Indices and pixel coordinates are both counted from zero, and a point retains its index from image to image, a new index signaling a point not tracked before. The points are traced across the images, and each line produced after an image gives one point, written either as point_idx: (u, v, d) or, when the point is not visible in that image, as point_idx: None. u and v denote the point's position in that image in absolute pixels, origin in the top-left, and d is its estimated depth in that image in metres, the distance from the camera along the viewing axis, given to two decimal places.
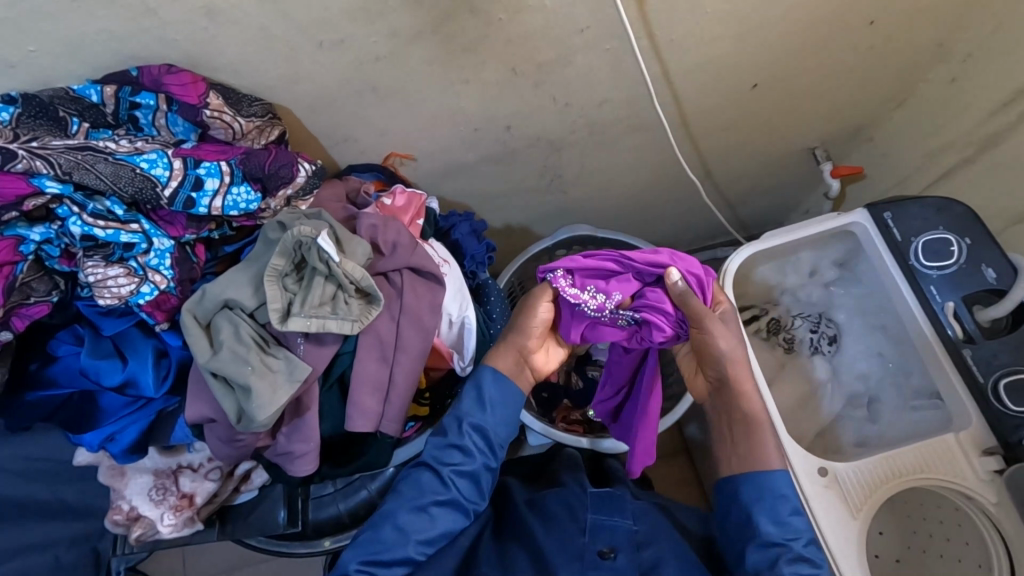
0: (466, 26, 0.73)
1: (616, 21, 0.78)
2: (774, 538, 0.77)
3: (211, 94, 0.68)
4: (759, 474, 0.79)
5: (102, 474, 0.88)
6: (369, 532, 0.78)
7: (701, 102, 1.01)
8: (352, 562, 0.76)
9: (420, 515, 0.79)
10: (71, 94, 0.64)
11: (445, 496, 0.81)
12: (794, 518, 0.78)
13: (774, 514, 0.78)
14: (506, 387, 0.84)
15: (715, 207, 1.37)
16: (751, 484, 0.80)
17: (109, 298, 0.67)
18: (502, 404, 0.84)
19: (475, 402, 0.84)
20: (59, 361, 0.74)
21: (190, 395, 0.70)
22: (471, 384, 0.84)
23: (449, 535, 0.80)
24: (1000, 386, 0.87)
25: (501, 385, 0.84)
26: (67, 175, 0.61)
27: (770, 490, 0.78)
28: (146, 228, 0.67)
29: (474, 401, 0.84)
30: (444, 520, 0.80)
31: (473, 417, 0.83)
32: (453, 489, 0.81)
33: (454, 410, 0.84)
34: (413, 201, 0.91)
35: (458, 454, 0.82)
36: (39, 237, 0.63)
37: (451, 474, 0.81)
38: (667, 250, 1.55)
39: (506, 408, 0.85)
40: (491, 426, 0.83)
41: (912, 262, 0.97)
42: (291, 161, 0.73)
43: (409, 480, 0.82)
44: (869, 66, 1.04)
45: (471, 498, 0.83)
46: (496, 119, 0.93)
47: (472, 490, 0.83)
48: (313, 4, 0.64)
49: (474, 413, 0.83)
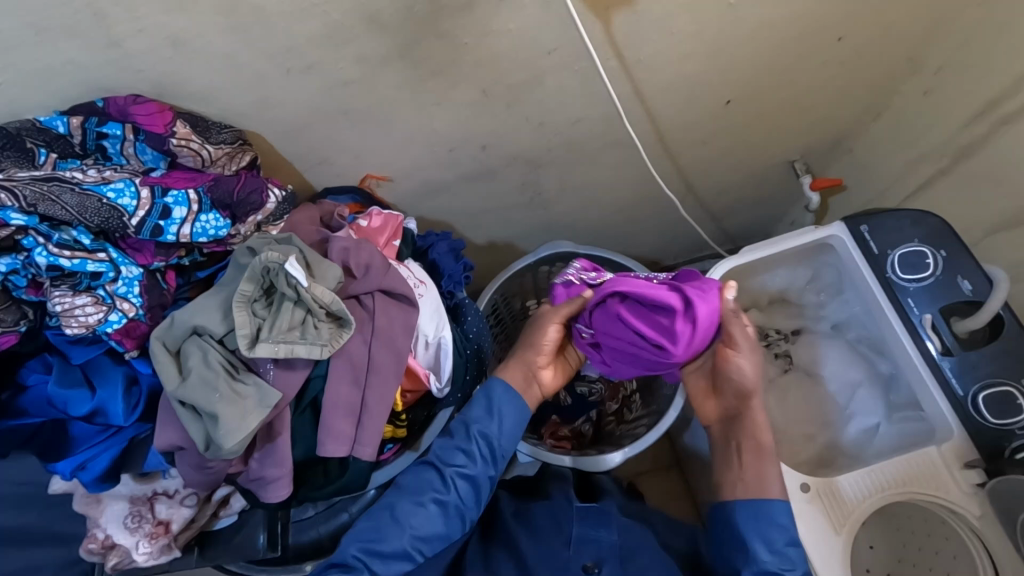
0: (434, 50, 0.73)
1: (584, 42, 0.79)
2: (769, 566, 0.76)
3: (177, 122, 0.69)
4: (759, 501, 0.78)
5: (78, 502, 0.88)
6: (367, 520, 0.78)
7: (677, 119, 1.02)
8: (349, 550, 0.76)
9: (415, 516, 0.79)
10: (37, 125, 0.65)
11: (444, 497, 0.80)
12: (790, 547, 0.77)
13: (770, 541, 0.76)
14: (514, 404, 0.84)
15: (698, 221, 1.37)
16: (750, 509, 0.79)
17: (76, 327, 0.66)
18: (511, 417, 0.84)
19: (483, 411, 0.84)
20: (29, 391, 0.73)
21: (159, 422, 0.70)
22: (482, 393, 0.84)
23: (443, 539, 0.80)
24: (978, 399, 0.87)
25: (510, 401, 0.84)
26: (32, 207, 0.62)
27: (764, 514, 0.78)
28: (114, 256, 0.67)
29: (483, 410, 0.84)
30: (439, 523, 0.80)
31: (481, 425, 0.82)
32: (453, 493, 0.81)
33: (463, 415, 0.84)
34: (388, 221, 0.91)
35: (462, 457, 0.82)
36: (5, 268, 0.63)
37: (452, 476, 0.81)
38: (653, 263, 1.55)
39: (512, 422, 0.84)
40: (496, 433, 0.83)
41: (889, 275, 0.98)
42: (261, 187, 0.74)
43: (411, 475, 0.82)
44: (843, 81, 1.05)
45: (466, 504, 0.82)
46: (472, 139, 0.93)
47: (470, 494, 0.82)
48: (279, 32, 0.65)
49: (482, 421, 0.83)
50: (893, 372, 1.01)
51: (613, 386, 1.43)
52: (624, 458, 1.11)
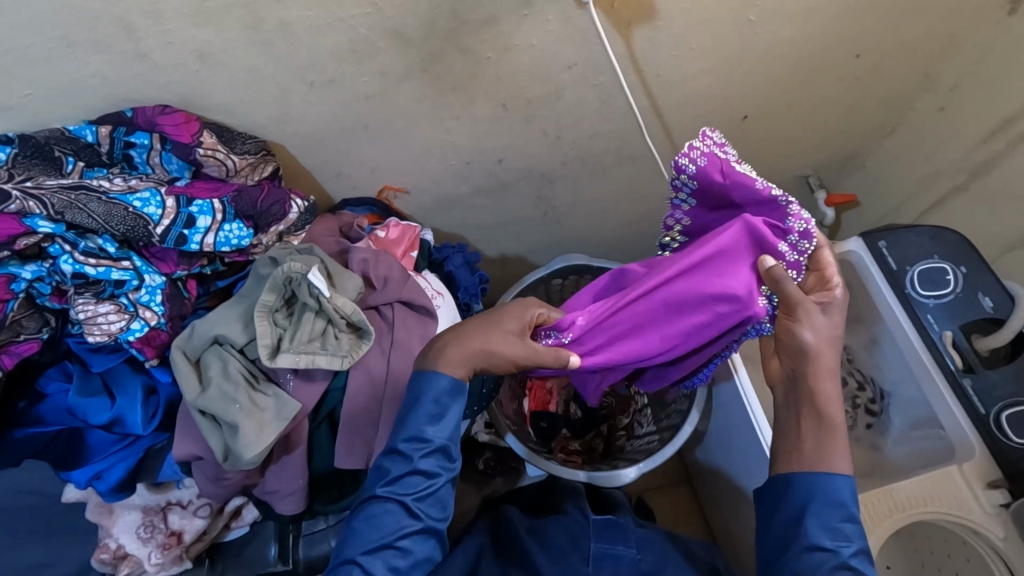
0: (456, 63, 0.74)
1: (605, 58, 0.79)
2: (822, 543, 0.61)
3: (204, 133, 0.69)
4: (819, 480, 0.62)
5: (91, 512, 0.87)
6: None
7: (693, 133, 1.02)
8: None
9: (388, 552, 0.67)
10: (66, 135, 0.65)
11: (413, 527, 0.68)
12: (848, 524, 0.62)
13: (824, 518, 0.62)
14: (459, 398, 0.70)
15: None
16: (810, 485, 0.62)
17: (99, 335, 0.67)
18: (458, 415, 0.70)
19: (430, 423, 0.68)
20: (47, 399, 0.74)
21: (177, 434, 0.69)
22: (418, 403, 0.68)
23: (427, 564, 0.69)
24: (1001, 417, 0.86)
25: (457, 397, 0.69)
26: (59, 215, 0.62)
27: (827, 494, 0.62)
28: (138, 265, 0.67)
29: (428, 420, 0.68)
30: (418, 549, 0.69)
31: (430, 439, 0.68)
32: (422, 515, 0.69)
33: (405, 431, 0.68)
34: (406, 233, 0.92)
35: (416, 479, 0.69)
36: (31, 275, 0.63)
37: (414, 501, 0.68)
38: None
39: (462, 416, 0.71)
40: (448, 441, 0.69)
41: (909, 290, 0.97)
42: (283, 198, 0.74)
43: (366, 515, 0.68)
44: (858, 97, 1.05)
45: (436, 520, 0.70)
46: (489, 152, 0.94)
47: (438, 510, 0.70)
48: (304, 45, 0.66)
49: (428, 432, 0.69)
50: (907, 385, 0.98)
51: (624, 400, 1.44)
52: (639, 474, 1.10)
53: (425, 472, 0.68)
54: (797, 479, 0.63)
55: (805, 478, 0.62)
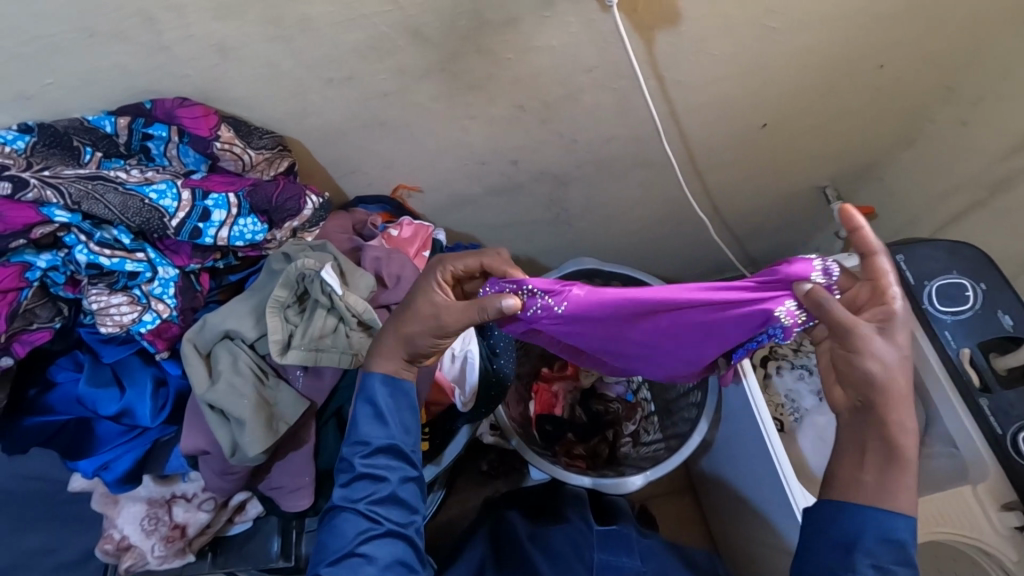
0: (474, 63, 0.73)
1: (623, 63, 0.78)
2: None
3: (221, 126, 0.68)
4: (877, 516, 0.58)
5: (97, 501, 0.87)
6: None
7: (710, 141, 1.01)
8: None
9: (351, 561, 0.64)
10: (86, 125, 0.65)
11: (375, 532, 0.65)
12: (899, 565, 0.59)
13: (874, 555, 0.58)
14: (400, 393, 0.68)
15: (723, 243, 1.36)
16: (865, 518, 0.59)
17: (111, 326, 0.67)
18: (403, 409, 0.68)
19: (371, 420, 0.67)
20: (57, 388, 0.74)
21: (186, 426, 0.69)
22: (356, 404, 0.67)
23: (398, 569, 0.65)
24: (1018, 439, 0.84)
25: (393, 391, 0.67)
26: (76, 205, 0.62)
27: (881, 531, 0.58)
28: (152, 257, 0.67)
29: (368, 421, 0.67)
30: (385, 554, 0.65)
31: (372, 436, 0.66)
32: (382, 518, 0.66)
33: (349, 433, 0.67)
34: (419, 232, 0.91)
35: (369, 481, 0.66)
36: (46, 264, 0.64)
37: (369, 505, 0.66)
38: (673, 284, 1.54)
39: (410, 411, 0.68)
40: (394, 439, 0.67)
41: (926, 306, 0.95)
42: (299, 194, 0.72)
43: (328, 526, 0.67)
44: (878, 108, 1.04)
45: (401, 522, 0.67)
46: (503, 153, 0.93)
47: (401, 510, 0.67)
48: (323, 41, 0.65)
49: (371, 431, 0.67)
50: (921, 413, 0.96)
51: (630, 407, 1.43)
52: (646, 482, 1.09)
53: (375, 473, 0.66)
54: (850, 510, 0.60)
55: (857, 511, 0.59)
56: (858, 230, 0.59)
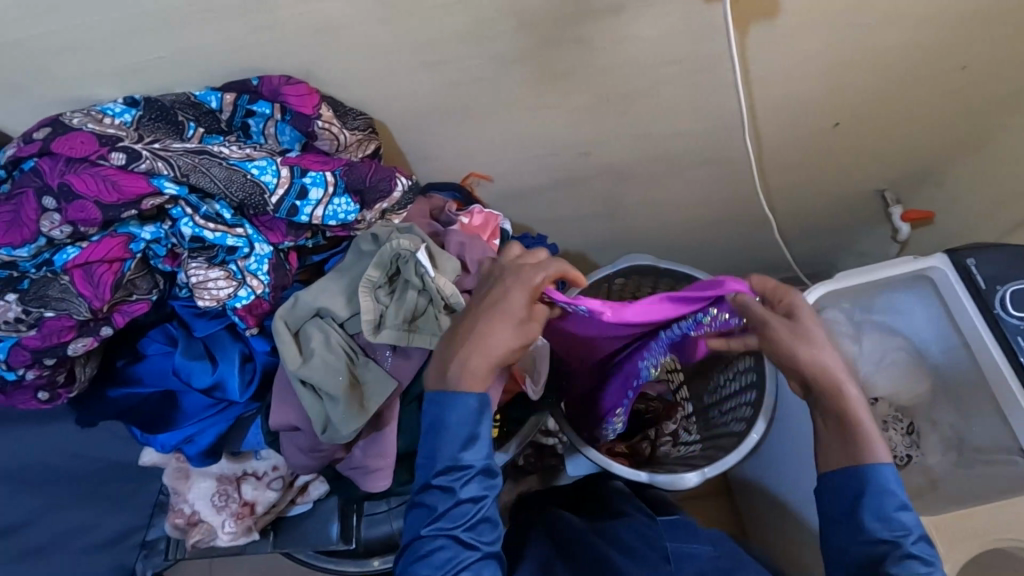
0: (568, 51, 0.73)
1: (713, 56, 0.78)
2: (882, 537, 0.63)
3: (323, 105, 0.69)
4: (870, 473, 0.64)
5: (168, 476, 0.88)
6: None
7: (781, 139, 1.01)
8: None
9: None
10: (192, 100, 0.67)
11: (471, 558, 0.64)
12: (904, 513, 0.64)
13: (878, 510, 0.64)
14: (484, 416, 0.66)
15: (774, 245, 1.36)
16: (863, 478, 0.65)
17: (208, 300, 0.67)
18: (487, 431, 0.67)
19: (461, 445, 0.65)
20: (146, 360, 0.75)
21: (274, 402, 0.70)
22: (446, 430, 0.65)
23: None
24: None
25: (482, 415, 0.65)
26: (184, 177, 0.62)
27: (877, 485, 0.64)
28: (250, 233, 0.68)
29: (459, 444, 0.65)
30: None
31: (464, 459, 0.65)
32: (478, 543, 0.65)
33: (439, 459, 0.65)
34: (490, 220, 0.90)
35: (462, 506, 0.65)
36: (149, 236, 0.64)
37: (464, 531, 0.65)
38: None
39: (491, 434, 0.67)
40: (482, 461, 0.66)
41: (998, 311, 0.92)
42: (390, 175, 0.73)
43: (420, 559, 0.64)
44: (950, 111, 1.03)
45: (492, 543, 0.66)
46: (576, 145, 0.93)
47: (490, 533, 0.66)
48: (428, 23, 0.66)
49: (460, 454, 0.65)
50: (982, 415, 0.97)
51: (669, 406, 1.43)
52: (702, 479, 1.08)
53: (469, 498, 0.65)
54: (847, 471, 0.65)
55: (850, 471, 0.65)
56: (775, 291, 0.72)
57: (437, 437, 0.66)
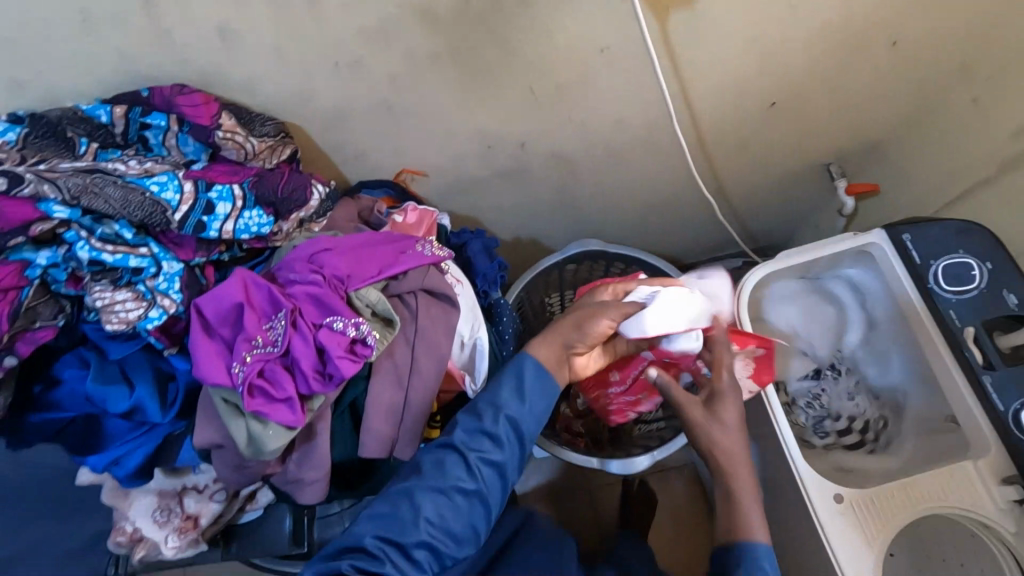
0: (484, 47, 0.71)
1: (635, 42, 0.76)
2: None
3: (223, 115, 0.67)
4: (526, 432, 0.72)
5: (107, 495, 0.85)
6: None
7: (721, 118, 0.99)
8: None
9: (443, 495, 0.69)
10: (80, 115, 0.64)
11: (470, 485, 0.70)
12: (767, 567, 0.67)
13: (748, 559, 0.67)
14: (543, 382, 0.74)
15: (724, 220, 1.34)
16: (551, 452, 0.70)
17: (117, 323, 0.63)
18: (540, 398, 0.74)
19: (512, 394, 0.73)
20: (62, 385, 0.71)
21: (197, 419, 0.68)
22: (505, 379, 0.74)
23: (471, 528, 0.69)
24: (939, 271, 0.94)
25: (543, 383, 0.73)
26: (75, 199, 0.59)
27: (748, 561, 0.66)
28: (156, 252, 0.65)
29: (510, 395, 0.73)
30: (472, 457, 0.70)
31: (510, 411, 0.72)
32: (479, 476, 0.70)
33: (489, 396, 0.73)
34: (424, 218, 0.89)
35: (488, 442, 0.71)
36: (46, 261, 0.61)
37: (477, 462, 0.70)
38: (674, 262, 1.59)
39: (543, 402, 0.74)
40: (471, 518, 0.70)
41: (931, 285, 0.94)
42: (305, 184, 0.72)
43: (432, 457, 0.71)
44: (887, 87, 1.01)
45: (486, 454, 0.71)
46: (508, 140, 0.91)
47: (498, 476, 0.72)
48: (323, 24, 0.63)
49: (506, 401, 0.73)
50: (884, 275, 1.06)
51: None
52: (652, 461, 1.05)
53: (492, 438, 0.71)
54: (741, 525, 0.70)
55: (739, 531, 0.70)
56: (280, 333, 0.65)
57: (497, 383, 0.74)
